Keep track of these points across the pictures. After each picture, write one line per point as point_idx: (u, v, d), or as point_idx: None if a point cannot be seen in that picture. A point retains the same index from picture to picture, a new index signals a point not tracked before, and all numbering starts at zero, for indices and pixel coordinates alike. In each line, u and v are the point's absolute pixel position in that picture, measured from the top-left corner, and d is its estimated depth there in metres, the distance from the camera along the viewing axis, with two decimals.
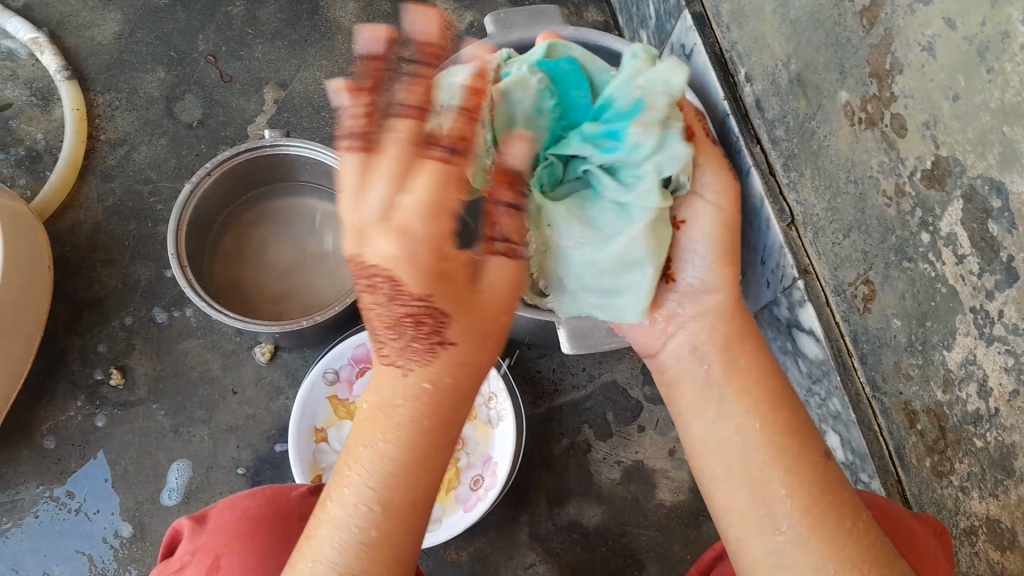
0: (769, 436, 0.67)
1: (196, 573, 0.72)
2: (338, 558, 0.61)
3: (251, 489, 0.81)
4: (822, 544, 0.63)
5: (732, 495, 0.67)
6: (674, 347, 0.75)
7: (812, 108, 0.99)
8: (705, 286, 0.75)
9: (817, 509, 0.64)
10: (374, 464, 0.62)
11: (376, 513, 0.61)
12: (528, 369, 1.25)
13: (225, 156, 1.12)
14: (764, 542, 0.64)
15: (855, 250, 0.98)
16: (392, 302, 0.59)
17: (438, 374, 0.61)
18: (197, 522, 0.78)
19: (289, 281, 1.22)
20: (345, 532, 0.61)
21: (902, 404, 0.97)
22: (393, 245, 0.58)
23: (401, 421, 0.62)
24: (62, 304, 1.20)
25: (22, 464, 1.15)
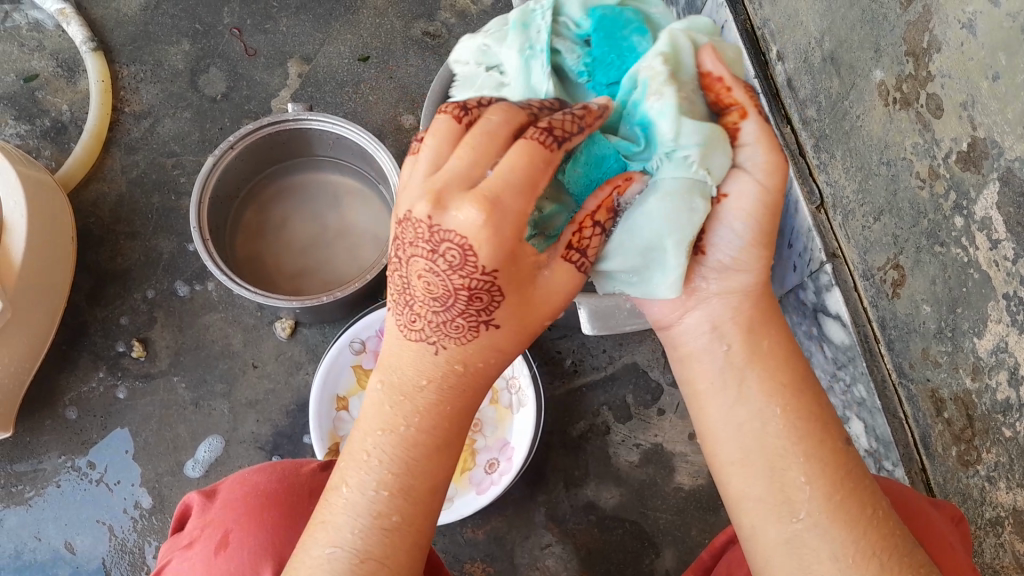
0: (790, 421, 0.65)
1: (205, 548, 0.72)
2: (357, 540, 0.60)
3: (262, 463, 0.80)
4: (841, 532, 0.61)
5: (752, 482, 0.64)
6: (692, 322, 0.69)
7: (845, 87, 0.97)
8: (730, 267, 0.67)
9: (838, 496, 0.62)
10: (392, 445, 0.61)
11: (395, 494, 0.61)
12: (548, 350, 1.24)
13: (248, 130, 1.11)
14: (779, 529, 0.63)
15: (886, 234, 0.96)
16: (452, 272, 0.56)
17: (470, 356, 0.61)
18: (207, 497, 0.79)
19: (309, 257, 1.22)
20: (365, 514, 0.60)
21: (929, 392, 0.95)
22: (478, 214, 0.54)
23: (424, 403, 0.61)
24: (85, 275, 1.21)
25: (45, 433, 1.16)
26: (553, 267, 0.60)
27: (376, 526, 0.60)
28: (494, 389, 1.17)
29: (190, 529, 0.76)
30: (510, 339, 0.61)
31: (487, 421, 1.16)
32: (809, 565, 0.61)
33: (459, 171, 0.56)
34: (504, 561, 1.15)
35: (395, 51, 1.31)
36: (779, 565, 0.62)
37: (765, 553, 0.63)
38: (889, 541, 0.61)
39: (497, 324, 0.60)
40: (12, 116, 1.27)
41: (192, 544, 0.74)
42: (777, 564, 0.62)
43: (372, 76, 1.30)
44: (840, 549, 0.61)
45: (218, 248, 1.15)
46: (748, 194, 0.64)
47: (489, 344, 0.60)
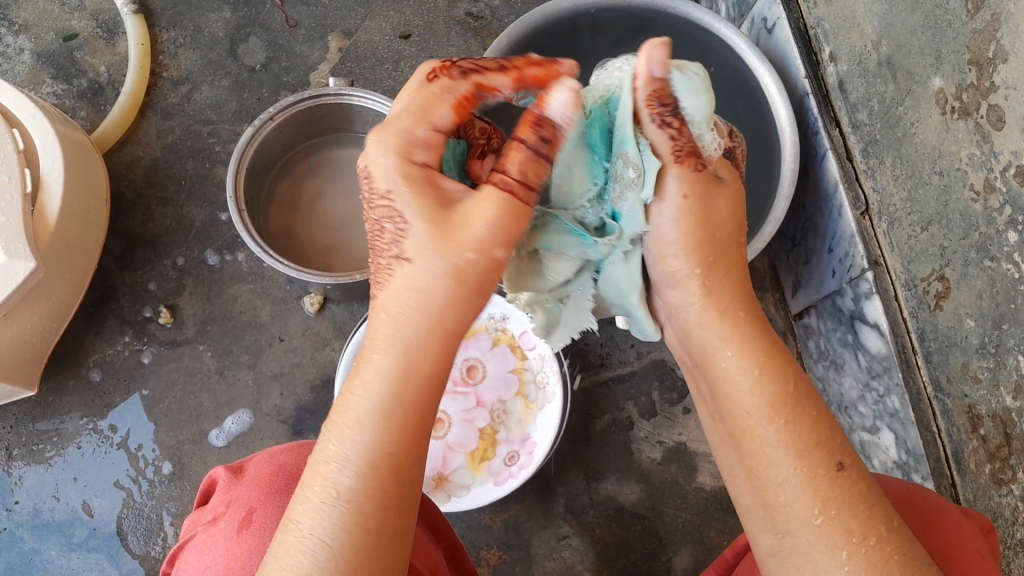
0: (772, 427, 0.60)
1: (230, 525, 0.71)
2: (330, 535, 0.55)
3: (292, 443, 0.79)
4: (827, 547, 0.57)
5: (740, 486, 0.62)
6: (675, 334, 0.71)
7: (900, 93, 0.95)
8: (672, 280, 0.66)
9: (825, 509, 0.57)
10: (362, 428, 0.57)
11: (364, 485, 0.56)
12: (575, 342, 1.22)
13: (289, 102, 1.09)
14: (769, 540, 0.60)
15: (933, 245, 0.94)
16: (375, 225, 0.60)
17: (409, 315, 0.57)
18: (233, 473, 0.77)
19: (343, 234, 1.21)
20: (333, 506, 0.56)
21: (966, 407, 0.94)
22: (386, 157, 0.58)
23: (382, 377, 0.57)
24: (115, 238, 1.20)
25: (68, 394, 1.16)
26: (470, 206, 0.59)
27: (349, 522, 0.56)
28: (521, 382, 1.15)
29: (216, 504, 0.75)
30: (450, 300, 0.57)
31: (512, 414, 1.15)
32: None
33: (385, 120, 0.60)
34: (520, 550, 1.15)
35: (437, 31, 1.29)
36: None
37: (764, 562, 0.60)
38: (883, 568, 0.56)
39: (432, 273, 0.57)
40: (50, 74, 1.26)
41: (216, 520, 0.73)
42: (771, 572, 0.60)
43: (413, 55, 1.28)
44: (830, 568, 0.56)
45: (252, 219, 1.14)
46: (669, 211, 0.64)
47: (438, 297, 0.57)
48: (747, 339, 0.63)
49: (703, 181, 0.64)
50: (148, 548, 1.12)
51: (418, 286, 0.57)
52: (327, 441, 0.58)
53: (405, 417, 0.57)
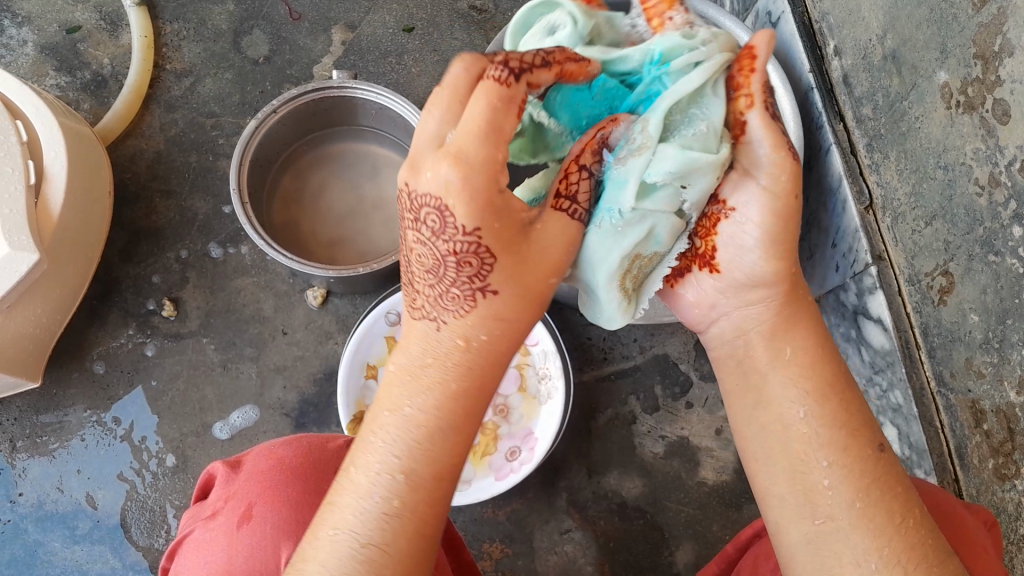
0: (815, 426, 0.64)
1: (227, 521, 0.71)
2: (364, 528, 0.57)
3: (290, 436, 0.79)
4: (864, 538, 0.60)
5: (773, 479, 0.65)
6: (718, 330, 0.72)
7: (906, 87, 0.95)
8: (752, 281, 0.67)
9: (862, 502, 0.61)
10: (400, 427, 0.59)
11: (398, 482, 0.58)
12: (578, 336, 1.22)
13: (293, 95, 1.09)
14: (803, 530, 0.62)
15: (937, 240, 0.94)
16: (435, 238, 0.56)
17: (472, 329, 0.59)
18: (231, 467, 0.78)
19: (346, 227, 1.21)
20: (370, 500, 0.58)
21: (970, 403, 0.93)
22: (451, 173, 0.53)
23: (431, 379, 0.59)
24: (119, 231, 1.20)
25: (72, 386, 1.16)
26: (544, 222, 0.60)
27: (390, 531, 0.57)
28: (524, 377, 1.15)
29: (214, 498, 0.75)
30: (513, 311, 0.60)
31: (514, 409, 1.15)
32: (831, 569, 0.60)
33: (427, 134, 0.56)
34: (523, 543, 1.15)
35: (440, 23, 1.29)
36: (803, 565, 0.61)
37: (789, 553, 0.63)
38: (918, 552, 0.59)
39: (501, 295, 0.59)
40: (53, 67, 1.26)
41: (214, 514, 0.73)
42: (801, 564, 0.62)
43: (416, 48, 1.28)
44: (863, 556, 0.59)
45: (255, 211, 1.14)
46: (756, 203, 0.63)
47: (493, 312, 0.59)
48: (796, 338, 0.67)
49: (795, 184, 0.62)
50: (152, 540, 1.12)
51: (496, 297, 0.59)
52: (364, 448, 0.60)
53: (443, 428, 0.59)
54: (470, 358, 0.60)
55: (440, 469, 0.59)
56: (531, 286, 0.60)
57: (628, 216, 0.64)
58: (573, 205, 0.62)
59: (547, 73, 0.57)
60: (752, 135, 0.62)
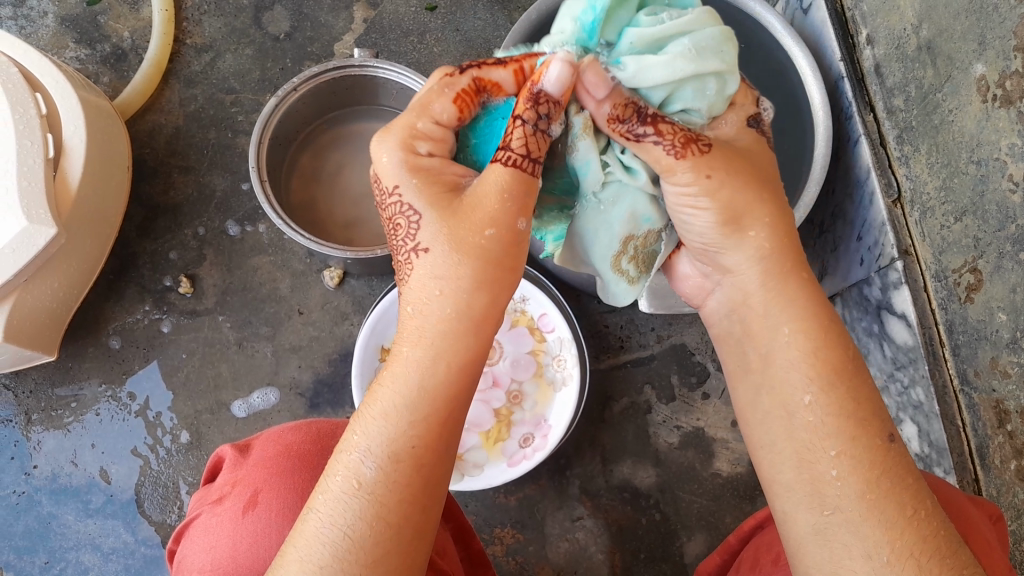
0: (824, 411, 0.61)
1: (235, 506, 0.70)
2: (340, 523, 0.57)
3: (301, 421, 0.78)
4: (878, 528, 0.57)
5: (781, 468, 0.62)
6: (714, 305, 0.70)
7: (939, 79, 0.92)
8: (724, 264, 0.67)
9: (878, 490, 0.58)
10: (392, 412, 0.59)
11: (383, 466, 0.58)
12: (594, 324, 1.20)
13: (313, 73, 1.08)
14: (811, 519, 0.59)
15: (966, 236, 0.92)
16: (381, 209, 0.65)
17: (455, 294, 0.60)
18: (241, 451, 0.77)
19: (364, 208, 1.20)
20: (343, 488, 0.58)
21: (993, 402, 0.92)
22: (376, 141, 0.64)
23: (430, 343, 0.60)
24: (137, 206, 1.20)
25: (87, 360, 1.16)
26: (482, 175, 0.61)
27: (354, 512, 0.57)
28: (539, 364, 1.14)
29: (222, 478, 0.74)
30: (480, 282, 0.60)
31: (528, 396, 1.14)
32: (839, 560, 0.57)
33: (381, 160, 0.63)
34: (533, 529, 1.14)
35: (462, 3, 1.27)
36: (812, 557, 0.59)
37: (797, 541, 0.60)
38: (931, 544, 0.57)
39: (459, 256, 0.60)
40: (74, 39, 1.26)
41: (221, 496, 0.72)
42: (807, 555, 0.59)
43: (438, 28, 1.26)
44: (874, 547, 0.57)
45: (273, 189, 1.13)
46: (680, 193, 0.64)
47: (458, 321, 0.60)
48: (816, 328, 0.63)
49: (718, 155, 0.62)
50: (164, 516, 1.12)
51: (440, 257, 0.60)
52: (333, 476, 0.59)
53: (421, 458, 0.59)
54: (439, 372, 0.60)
55: (425, 493, 0.59)
56: (468, 244, 0.60)
57: (603, 198, 0.69)
58: (509, 154, 0.60)
59: (501, 70, 0.64)
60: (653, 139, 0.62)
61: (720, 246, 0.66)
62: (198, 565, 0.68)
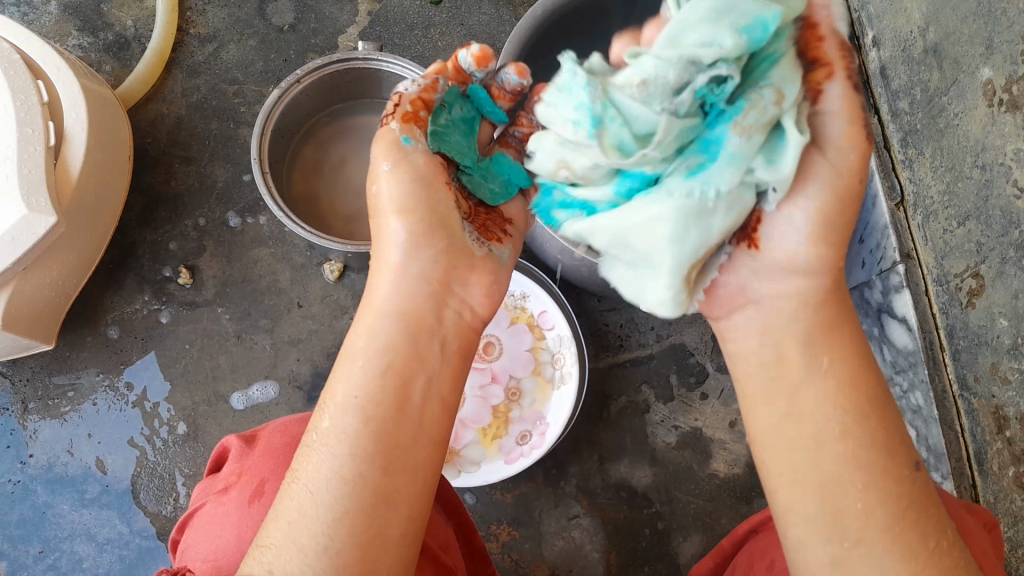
0: (848, 443, 0.59)
1: (241, 495, 0.69)
2: (322, 485, 0.56)
3: (305, 412, 0.78)
4: (900, 562, 0.56)
5: (799, 497, 0.59)
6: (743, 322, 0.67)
7: (945, 82, 0.92)
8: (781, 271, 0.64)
9: (903, 524, 0.56)
10: (359, 371, 0.61)
11: (356, 416, 0.59)
12: (594, 322, 1.20)
13: (317, 65, 1.07)
14: (830, 549, 0.57)
15: (969, 240, 0.92)
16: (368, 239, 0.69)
17: (409, 254, 0.65)
18: (247, 444, 0.77)
19: (365, 201, 1.19)
20: (322, 455, 0.57)
21: (992, 408, 0.92)
22: None
23: (389, 308, 0.64)
24: (138, 196, 1.19)
25: (85, 350, 1.16)
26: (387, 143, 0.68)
27: (333, 464, 0.56)
28: (539, 361, 1.14)
29: (228, 469, 0.74)
30: (430, 237, 0.66)
31: (526, 392, 1.14)
32: None
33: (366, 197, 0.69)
34: (530, 526, 1.14)
35: None
36: None
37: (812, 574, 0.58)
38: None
39: (407, 218, 0.65)
40: (76, 27, 1.25)
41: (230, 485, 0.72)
42: None
43: (442, 22, 1.26)
44: None
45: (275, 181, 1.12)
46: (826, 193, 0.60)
47: (414, 277, 0.65)
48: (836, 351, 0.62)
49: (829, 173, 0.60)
50: (160, 507, 1.12)
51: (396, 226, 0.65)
52: (305, 452, 0.59)
53: (385, 410, 0.59)
54: (399, 331, 0.63)
55: (398, 452, 0.58)
56: (417, 207, 0.65)
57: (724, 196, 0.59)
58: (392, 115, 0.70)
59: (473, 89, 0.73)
60: (829, 108, 0.59)
61: (812, 255, 0.62)
62: (200, 552, 0.67)
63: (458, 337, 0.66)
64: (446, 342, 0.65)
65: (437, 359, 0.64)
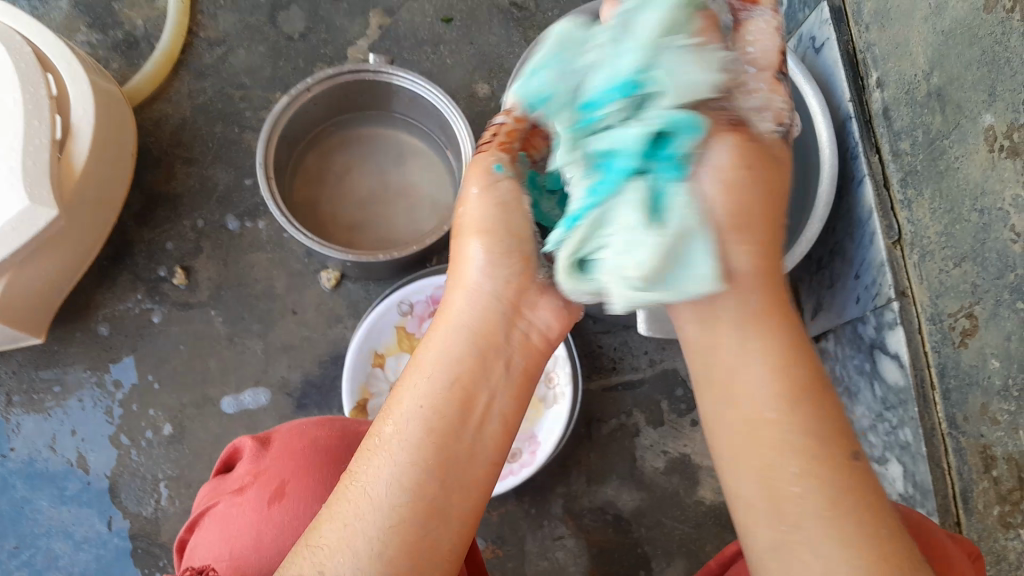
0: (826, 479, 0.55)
1: (258, 497, 0.69)
2: (383, 501, 0.57)
3: (320, 418, 0.78)
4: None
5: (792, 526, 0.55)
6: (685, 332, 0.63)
7: (947, 126, 0.94)
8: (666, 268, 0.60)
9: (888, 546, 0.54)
10: (427, 390, 0.61)
11: (421, 438, 0.60)
12: (588, 344, 1.20)
13: (327, 74, 1.08)
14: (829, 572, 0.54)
15: (964, 281, 0.93)
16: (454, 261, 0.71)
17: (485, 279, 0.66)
18: (260, 444, 0.76)
19: (366, 211, 1.20)
20: (383, 474, 0.58)
21: (980, 448, 0.93)
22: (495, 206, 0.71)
23: (461, 330, 0.64)
24: (138, 194, 1.19)
25: (74, 345, 1.14)
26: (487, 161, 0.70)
27: (394, 483, 0.58)
28: None
29: (240, 468, 0.74)
30: (507, 260, 0.66)
31: None
32: None
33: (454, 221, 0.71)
34: (514, 546, 1.14)
35: (478, 17, 1.28)
36: None
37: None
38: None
39: (484, 243, 0.66)
40: (86, 22, 1.25)
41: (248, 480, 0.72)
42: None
43: (452, 39, 1.27)
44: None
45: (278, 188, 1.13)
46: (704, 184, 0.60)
47: (485, 299, 0.65)
48: (754, 343, 0.59)
49: (756, 156, 0.62)
50: (140, 508, 1.10)
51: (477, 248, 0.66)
52: (365, 457, 0.60)
53: (446, 428, 0.60)
54: (468, 353, 0.63)
55: (449, 471, 0.59)
56: (500, 230, 0.66)
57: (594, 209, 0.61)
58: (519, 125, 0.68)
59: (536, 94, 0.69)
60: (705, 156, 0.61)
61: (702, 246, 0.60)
62: (215, 553, 0.66)
63: (524, 356, 0.66)
64: (513, 360, 0.65)
65: (503, 376, 0.64)
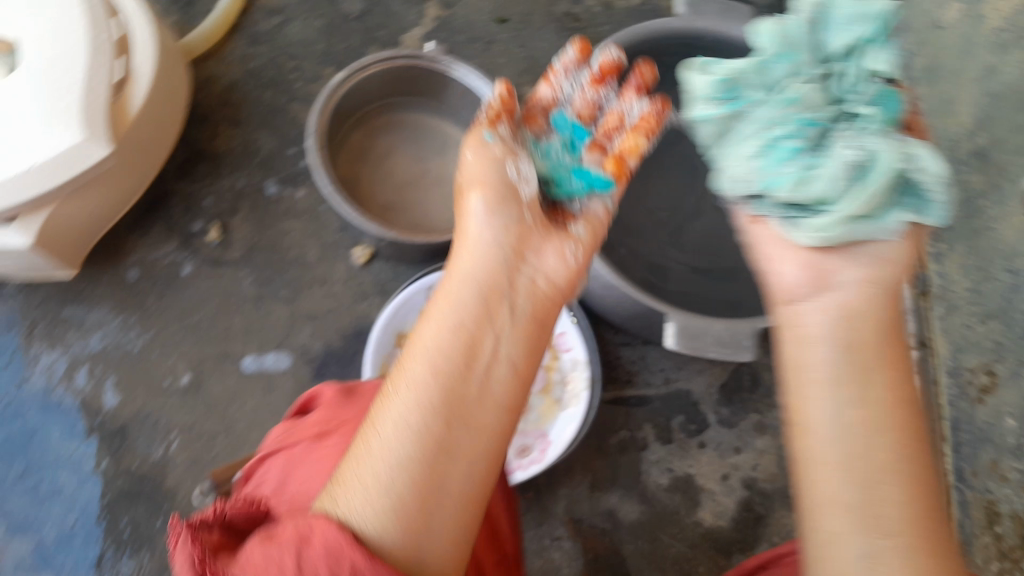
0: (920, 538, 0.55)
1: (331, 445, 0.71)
2: (399, 436, 0.56)
3: None
4: None
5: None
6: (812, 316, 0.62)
7: (992, 186, 1.00)
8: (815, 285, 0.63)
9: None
10: (439, 330, 0.63)
11: (435, 373, 0.60)
12: (607, 354, 1.21)
13: (385, 55, 1.09)
14: None
15: (988, 338, 0.98)
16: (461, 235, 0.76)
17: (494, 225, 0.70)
18: (342, 392, 0.79)
19: (404, 195, 1.20)
20: (398, 412, 0.58)
21: (986, 502, 0.95)
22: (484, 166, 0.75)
23: (467, 274, 0.67)
24: (181, 146, 1.19)
25: (101, 285, 1.14)
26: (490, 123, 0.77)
27: (409, 415, 0.57)
28: (549, 380, 1.15)
29: (318, 414, 0.75)
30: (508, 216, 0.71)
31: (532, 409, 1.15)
32: None
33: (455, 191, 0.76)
34: None
35: (535, 21, 1.30)
36: None
37: None
38: None
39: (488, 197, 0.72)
40: None
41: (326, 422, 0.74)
42: None
43: (506, 40, 1.29)
44: None
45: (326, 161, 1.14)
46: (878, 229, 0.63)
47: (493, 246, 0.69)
48: (869, 388, 0.58)
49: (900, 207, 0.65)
50: (149, 451, 1.09)
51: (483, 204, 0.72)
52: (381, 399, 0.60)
53: (455, 365, 0.60)
54: (475, 292, 0.65)
55: (463, 408, 0.59)
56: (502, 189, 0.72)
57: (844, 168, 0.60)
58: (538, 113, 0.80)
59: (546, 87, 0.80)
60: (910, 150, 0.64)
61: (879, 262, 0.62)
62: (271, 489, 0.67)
63: (530, 300, 0.68)
64: (519, 302, 0.67)
65: (513, 325, 0.65)
